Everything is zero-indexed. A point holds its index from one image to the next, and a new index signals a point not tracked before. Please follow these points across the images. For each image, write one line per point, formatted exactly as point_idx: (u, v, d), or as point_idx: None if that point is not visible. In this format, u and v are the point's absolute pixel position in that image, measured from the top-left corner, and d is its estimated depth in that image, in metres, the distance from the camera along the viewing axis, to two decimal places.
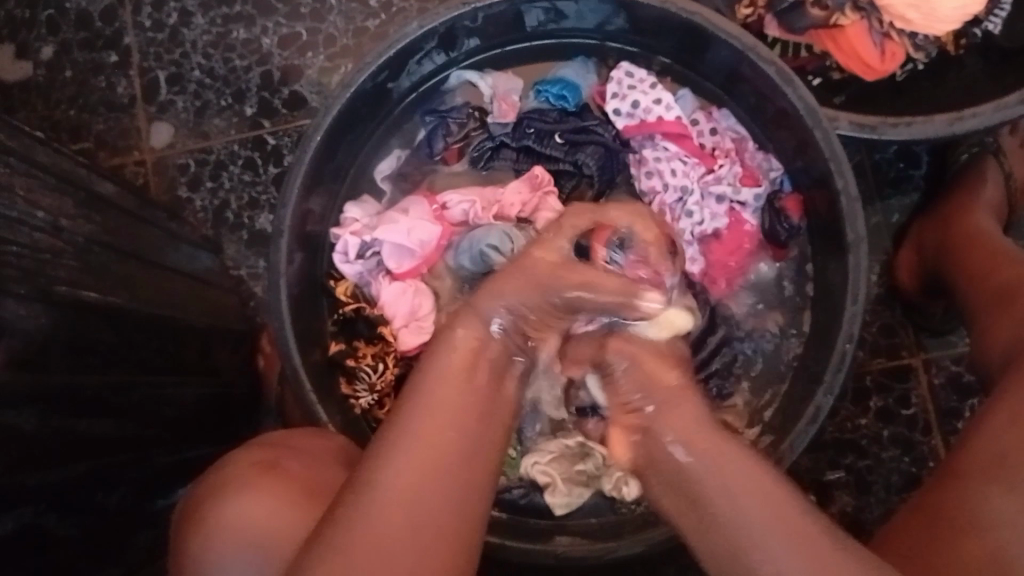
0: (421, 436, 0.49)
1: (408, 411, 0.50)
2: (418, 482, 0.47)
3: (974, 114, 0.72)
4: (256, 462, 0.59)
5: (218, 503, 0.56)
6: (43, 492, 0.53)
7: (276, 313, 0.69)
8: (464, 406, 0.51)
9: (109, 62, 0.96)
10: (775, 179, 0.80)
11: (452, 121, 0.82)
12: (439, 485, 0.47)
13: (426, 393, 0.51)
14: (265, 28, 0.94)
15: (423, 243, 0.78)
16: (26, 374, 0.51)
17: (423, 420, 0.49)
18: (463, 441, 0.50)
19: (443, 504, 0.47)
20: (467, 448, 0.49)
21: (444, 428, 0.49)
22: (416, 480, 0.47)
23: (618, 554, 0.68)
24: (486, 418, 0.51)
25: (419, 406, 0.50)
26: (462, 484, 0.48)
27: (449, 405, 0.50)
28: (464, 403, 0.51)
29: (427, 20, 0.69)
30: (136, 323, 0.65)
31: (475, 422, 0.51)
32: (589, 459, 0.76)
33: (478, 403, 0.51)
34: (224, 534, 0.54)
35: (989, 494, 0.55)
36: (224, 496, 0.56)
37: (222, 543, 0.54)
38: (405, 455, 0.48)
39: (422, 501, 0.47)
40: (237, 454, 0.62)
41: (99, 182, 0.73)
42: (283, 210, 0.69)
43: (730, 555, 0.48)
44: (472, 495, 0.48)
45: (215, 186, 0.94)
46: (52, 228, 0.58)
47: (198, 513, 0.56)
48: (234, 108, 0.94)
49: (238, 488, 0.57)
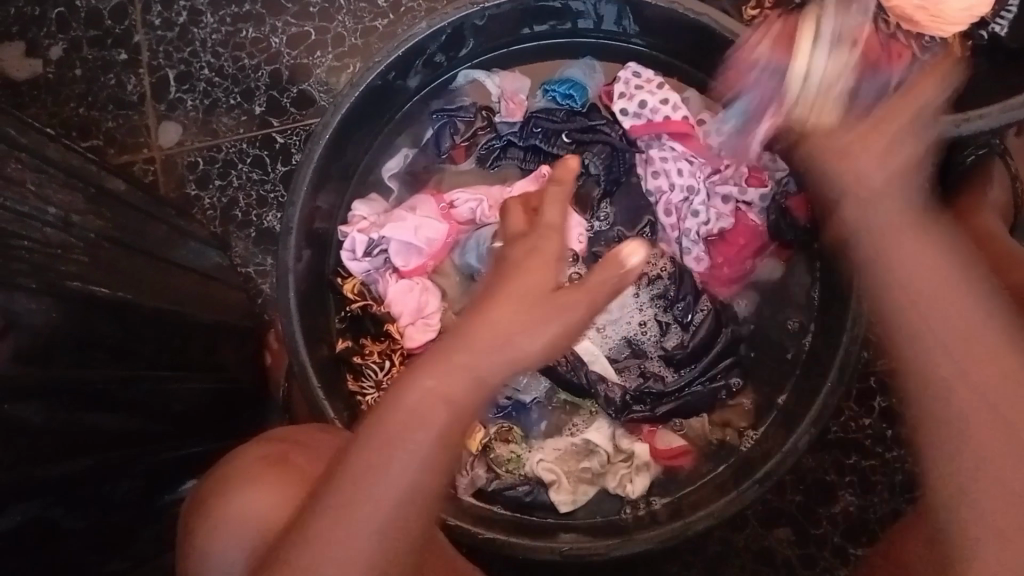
0: (353, 467, 0.44)
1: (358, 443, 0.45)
2: (345, 531, 0.42)
3: (981, 116, 0.72)
4: (266, 456, 0.60)
5: (225, 497, 0.57)
6: (52, 484, 0.53)
7: (285, 309, 0.69)
8: (397, 447, 0.44)
9: (119, 60, 0.96)
10: (782, 180, 0.79)
11: (460, 120, 0.82)
12: (352, 531, 0.42)
13: (384, 416, 0.45)
14: (275, 27, 0.95)
15: (430, 242, 0.79)
16: (36, 366, 0.51)
17: (367, 450, 0.44)
18: (405, 481, 0.44)
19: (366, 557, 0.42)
20: (401, 497, 0.43)
21: (384, 464, 0.44)
22: (343, 530, 0.42)
23: (623, 551, 0.68)
24: (441, 450, 0.45)
25: (369, 436, 0.45)
26: (399, 531, 0.43)
27: (402, 436, 0.44)
28: (406, 432, 0.44)
29: (435, 19, 0.70)
30: (144, 318, 0.65)
31: (427, 462, 0.44)
32: (594, 456, 0.78)
33: (417, 442, 0.44)
34: (229, 526, 0.55)
35: None
36: (231, 490, 0.57)
37: (226, 535, 0.54)
38: (337, 500, 0.43)
39: (357, 543, 0.42)
40: (246, 448, 0.63)
41: (108, 179, 0.73)
42: (292, 208, 0.69)
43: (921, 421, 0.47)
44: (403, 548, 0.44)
45: (223, 183, 0.94)
46: (62, 224, 0.59)
47: (205, 506, 0.57)
48: (243, 107, 0.95)
49: (245, 481, 0.57)
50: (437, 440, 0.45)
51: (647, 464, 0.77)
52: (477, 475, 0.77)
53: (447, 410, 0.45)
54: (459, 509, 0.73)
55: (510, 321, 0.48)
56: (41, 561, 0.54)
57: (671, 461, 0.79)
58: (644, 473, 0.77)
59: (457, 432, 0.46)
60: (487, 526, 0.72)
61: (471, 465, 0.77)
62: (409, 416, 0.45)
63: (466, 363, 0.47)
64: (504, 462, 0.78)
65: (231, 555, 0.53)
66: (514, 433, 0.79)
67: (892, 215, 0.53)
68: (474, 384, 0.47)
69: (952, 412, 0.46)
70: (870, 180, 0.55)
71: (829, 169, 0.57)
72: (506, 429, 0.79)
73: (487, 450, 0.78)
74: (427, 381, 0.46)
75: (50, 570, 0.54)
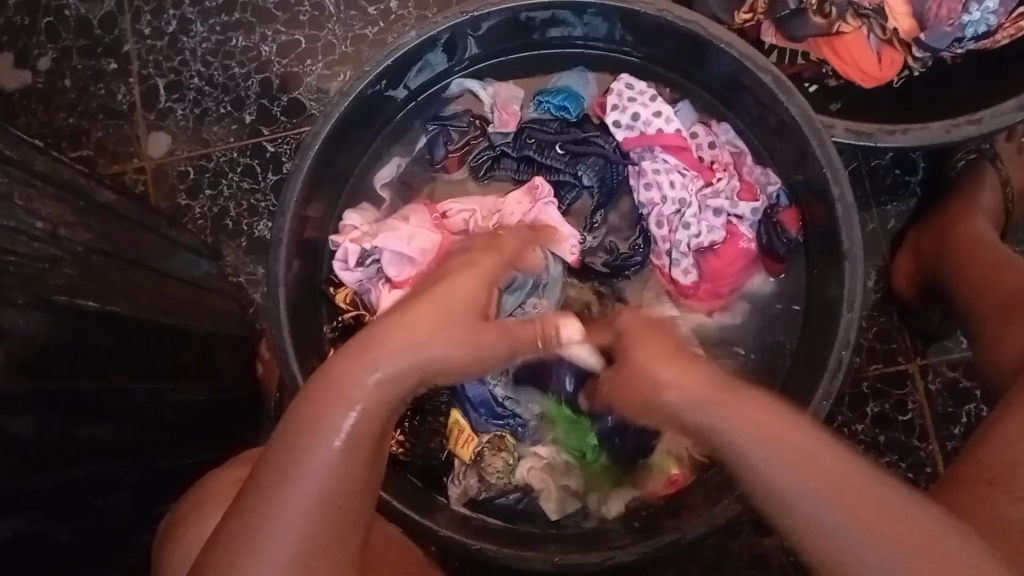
0: (275, 458, 0.48)
1: (282, 437, 0.49)
2: (267, 518, 0.46)
3: (972, 121, 0.72)
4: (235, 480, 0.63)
5: (189, 525, 0.60)
6: (44, 497, 0.53)
7: (274, 319, 0.69)
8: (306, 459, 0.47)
9: (109, 69, 0.96)
10: (772, 194, 0.80)
11: (453, 129, 0.82)
12: (271, 514, 0.46)
13: (302, 411, 0.49)
14: (265, 36, 0.95)
15: (424, 252, 0.77)
16: (27, 379, 0.51)
17: (286, 443, 0.48)
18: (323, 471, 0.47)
19: (293, 537, 0.46)
20: (322, 484, 0.47)
21: (298, 454, 0.47)
22: (266, 515, 0.46)
23: (616, 560, 0.68)
24: (357, 444, 0.48)
25: (289, 430, 0.49)
26: (321, 516, 0.46)
27: (317, 429, 0.48)
28: (320, 421, 0.48)
29: (425, 28, 0.70)
30: (135, 330, 0.65)
31: (345, 456, 0.48)
32: (577, 476, 0.78)
33: (327, 451, 0.48)
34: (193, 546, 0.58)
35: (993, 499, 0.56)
36: (196, 517, 0.60)
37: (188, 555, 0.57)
38: (261, 487, 0.47)
39: (280, 526, 0.46)
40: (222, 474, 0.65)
41: (98, 190, 0.73)
42: (282, 218, 0.69)
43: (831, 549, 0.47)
44: (332, 530, 0.47)
45: (214, 193, 0.94)
46: (50, 238, 0.58)
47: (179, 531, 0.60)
48: (233, 115, 0.95)
49: (208, 507, 0.60)
50: (348, 443, 0.48)
51: (626, 479, 0.78)
52: (469, 485, 0.77)
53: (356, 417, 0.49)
54: (448, 519, 0.74)
55: (421, 329, 0.53)
56: (45, 563, 0.54)
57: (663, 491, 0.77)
58: (625, 489, 0.78)
59: (370, 439, 0.49)
60: (481, 536, 0.73)
61: (462, 475, 0.77)
62: (316, 430, 0.48)
63: (366, 374, 0.50)
64: (494, 473, 0.77)
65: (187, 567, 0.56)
66: (506, 442, 0.78)
67: (741, 421, 0.51)
68: (385, 387, 0.51)
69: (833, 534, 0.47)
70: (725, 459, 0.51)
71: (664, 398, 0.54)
72: (499, 438, 0.78)
73: (478, 459, 0.77)
74: (331, 393, 0.50)
75: None
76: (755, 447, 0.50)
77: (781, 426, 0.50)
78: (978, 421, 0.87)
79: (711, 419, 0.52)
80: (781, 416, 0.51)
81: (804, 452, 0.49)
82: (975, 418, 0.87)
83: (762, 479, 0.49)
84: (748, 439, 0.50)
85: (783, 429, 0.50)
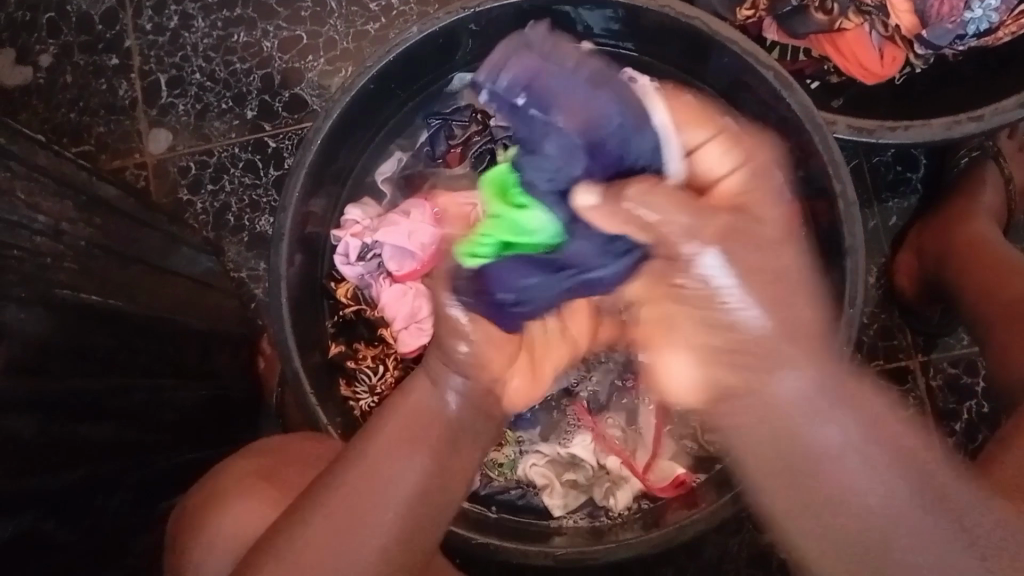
0: (368, 458, 0.51)
1: (369, 439, 0.52)
2: (368, 507, 0.50)
3: (975, 118, 0.72)
4: (255, 471, 0.63)
5: (213, 516, 0.60)
6: (47, 495, 0.53)
7: (275, 316, 0.69)
8: (382, 485, 0.50)
9: (110, 65, 0.96)
10: None
11: (456, 124, 0.82)
12: (367, 508, 0.50)
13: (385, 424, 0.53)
14: (266, 31, 0.95)
15: (423, 247, 0.77)
16: (27, 377, 0.51)
17: (377, 446, 0.52)
18: (416, 472, 0.51)
19: (391, 529, 0.50)
20: (416, 484, 0.51)
21: (394, 455, 0.51)
22: (367, 505, 0.50)
23: (616, 556, 0.68)
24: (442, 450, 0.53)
25: (378, 434, 0.53)
26: (416, 512, 0.51)
27: (401, 436, 0.52)
28: (408, 434, 0.52)
29: (427, 24, 0.70)
30: (135, 326, 0.65)
31: (435, 460, 0.52)
32: (579, 470, 0.78)
33: (401, 480, 0.51)
34: (219, 535, 0.58)
35: None
36: (218, 507, 0.60)
37: (217, 542, 0.58)
38: (357, 479, 0.50)
39: (383, 518, 0.50)
40: (236, 464, 0.65)
41: (99, 185, 0.73)
42: (284, 213, 0.69)
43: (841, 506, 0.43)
44: (424, 526, 0.51)
45: (215, 188, 0.94)
46: (51, 232, 0.58)
47: (200, 523, 0.60)
48: (234, 111, 0.95)
49: (232, 496, 0.61)
50: (434, 450, 0.52)
51: (626, 477, 0.77)
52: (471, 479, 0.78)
53: (432, 438, 0.53)
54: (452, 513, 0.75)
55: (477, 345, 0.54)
56: (45, 564, 0.53)
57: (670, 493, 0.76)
58: (625, 484, 0.77)
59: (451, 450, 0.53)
60: (483, 530, 0.73)
61: None
62: (391, 454, 0.51)
63: (442, 400, 0.54)
64: (497, 467, 0.78)
65: (220, 564, 0.57)
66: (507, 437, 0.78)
67: (839, 421, 0.43)
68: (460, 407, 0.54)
69: (851, 482, 0.43)
70: (804, 466, 0.43)
71: (720, 314, 0.43)
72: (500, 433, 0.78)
73: None
74: (405, 418, 0.53)
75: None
76: (852, 454, 0.43)
77: (881, 428, 0.44)
78: (980, 419, 0.87)
79: (804, 391, 0.43)
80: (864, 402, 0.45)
81: (873, 424, 0.44)
82: (976, 415, 0.87)
83: (859, 500, 0.43)
84: (836, 418, 0.43)
85: (870, 408, 0.45)
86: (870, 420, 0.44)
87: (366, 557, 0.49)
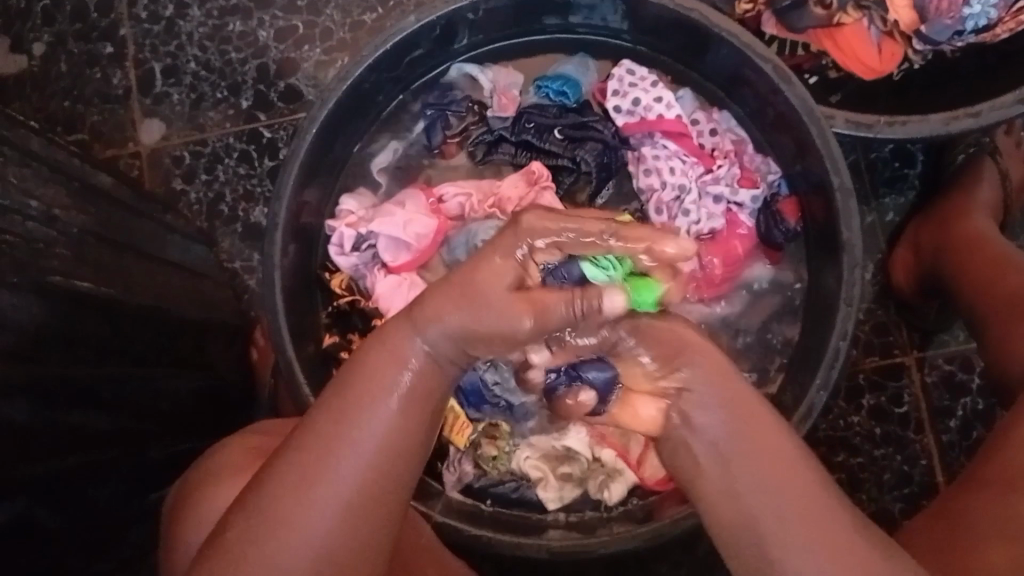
0: (334, 412, 0.48)
1: (339, 390, 0.49)
2: (332, 466, 0.47)
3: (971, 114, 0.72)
4: (250, 448, 0.62)
5: (208, 494, 0.59)
6: (38, 484, 0.52)
7: (269, 306, 0.68)
8: (344, 448, 0.47)
9: (105, 54, 0.95)
10: (772, 182, 0.80)
11: (452, 114, 0.81)
12: (333, 464, 0.47)
13: (356, 375, 0.49)
14: (262, 21, 0.94)
15: (419, 237, 0.78)
16: (20, 365, 0.51)
17: (343, 400, 0.48)
18: (384, 430, 0.48)
19: (355, 489, 0.47)
20: (386, 442, 0.48)
21: (362, 408, 0.48)
22: (332, 463, 0.47)
23: (605, 550, 0.67)
24: (413, 407, 0.49)
25: (347, 386, 0.49)
26: (383, 470, 0.48)
27: (371, 391, 0.48)
28: (378, 389, 0.48)
29: (424, 13, 0.69)
30: (128, 315, 0.64)
31: (404, 419, 0.48)
32: (575, 462, 0.77)
33: (367, 441, 0.47)
34: (202, 512, 0.58)
35: (992, 502, 0.58)
36: (213, 486, 0.59)
37: (200, 518, 0.57)
38: (320, 435, 0.47)
39: (352, 477, 0.47)
40: (231, 444, 0.64)
41: (93, 174, 0.72)
42: (278, 202, 0.68)
43: (737, 524, 0.48)
44: (392, 484, 0.48)
45: (210, 178, 0.94)
46: (44, 219, 0.58)
47: (191, 504, 0.59)
48: (230, 101, 0.94)
49: (227, 474, 0.59)
50: (406, 404, 0.48)
51: (621, 470, 0.76)
52: (464, 472, 0.78)
53: (401, 391, 0.48)
54: (445, 506, 0.75)
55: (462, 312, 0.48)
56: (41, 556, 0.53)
57: (659, 485, 0.76)
58: (620, 477, 0.76)
59: (425, 403, 0.49)
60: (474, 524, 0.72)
61: (458, 461, 0.78)
62: (360, 411, 0.48)
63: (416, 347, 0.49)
64: (491, 459, 0.78)
65: (196, 541, 0.56)
66: (501, 430, 0.78)
67: (734, 440, 0.49)
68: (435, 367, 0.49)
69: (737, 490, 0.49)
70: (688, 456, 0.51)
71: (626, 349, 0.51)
72: (493, 425, 0.78)
73: (474, 446, 0.78)
74: (376, 367, 0.49)
75: (48, 565, 0.54)
76: (746, 478, 0.48)
77: (781, 463, 0.49)
78: (975, 415, 0.87)
79: (697, 397, 0.50)
80: (776, 438, 0.49)
81: (763, 449, 0.49)
82: (971, 411, 0.87)
83: (745, 519, 0.48)
84: (722, 432, 0.49)
85: (765, 443, 0.49)
86: (767, 449, 0.49)
87: (325, 518, 0.46)
